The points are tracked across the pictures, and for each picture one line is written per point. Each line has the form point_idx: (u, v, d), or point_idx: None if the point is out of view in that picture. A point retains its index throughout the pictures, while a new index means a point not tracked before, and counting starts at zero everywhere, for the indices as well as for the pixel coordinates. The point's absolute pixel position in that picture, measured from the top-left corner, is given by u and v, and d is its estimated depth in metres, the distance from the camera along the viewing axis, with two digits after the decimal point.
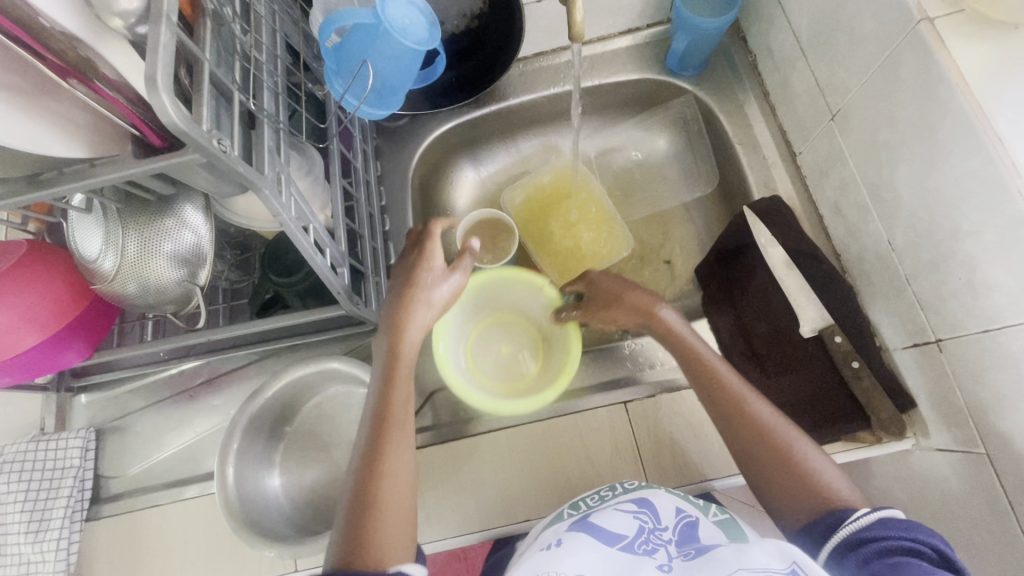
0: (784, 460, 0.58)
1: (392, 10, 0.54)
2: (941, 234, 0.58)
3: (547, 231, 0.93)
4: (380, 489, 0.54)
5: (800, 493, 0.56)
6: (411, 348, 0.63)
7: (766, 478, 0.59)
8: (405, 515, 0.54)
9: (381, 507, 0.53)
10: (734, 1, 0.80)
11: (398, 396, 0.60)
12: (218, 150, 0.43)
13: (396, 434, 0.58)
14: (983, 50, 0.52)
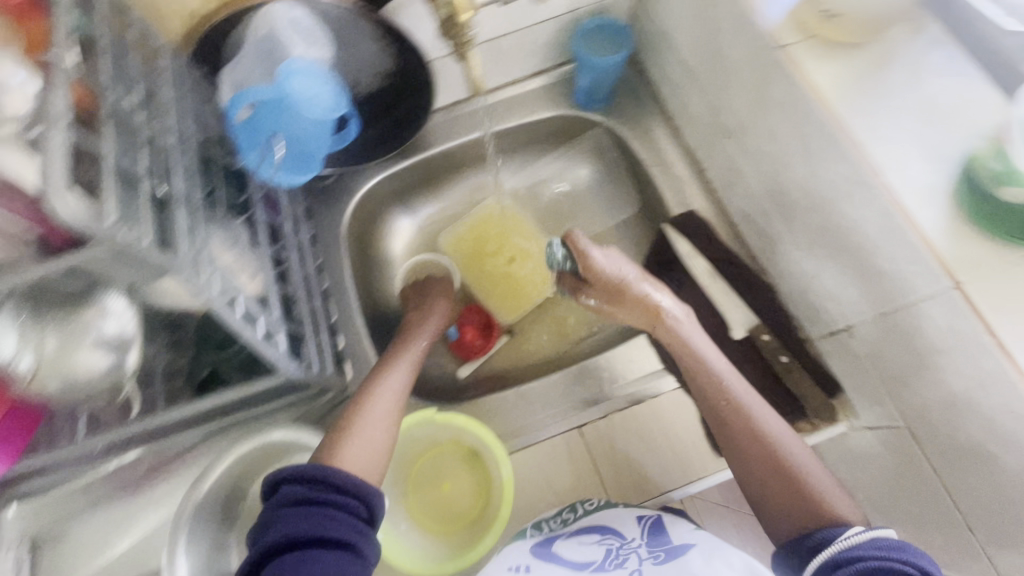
0: (781, 473, 0.63)
1: (297, 83, 0.56)
2: (832, 232, 0.63)
3: (485, 269, 0.96)
4: (362, 415, 0.68)
5: (789, 505, 0.62)
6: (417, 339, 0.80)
7: (765, 492, 0.64)
8: (371, 442, 0.66)
9: (356, 430, 0.66)
10: (627, 40, 0.88)
11: (400, 356, 0.77)
12: (125, 244, 0.43)
13: (389, 383, 0.72)
14: (834, 68, 0.59)
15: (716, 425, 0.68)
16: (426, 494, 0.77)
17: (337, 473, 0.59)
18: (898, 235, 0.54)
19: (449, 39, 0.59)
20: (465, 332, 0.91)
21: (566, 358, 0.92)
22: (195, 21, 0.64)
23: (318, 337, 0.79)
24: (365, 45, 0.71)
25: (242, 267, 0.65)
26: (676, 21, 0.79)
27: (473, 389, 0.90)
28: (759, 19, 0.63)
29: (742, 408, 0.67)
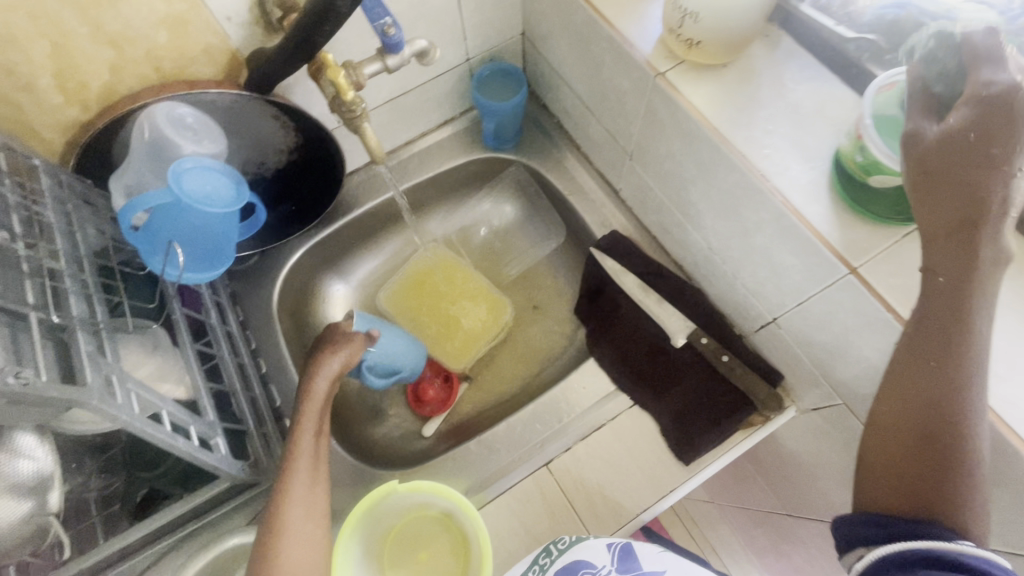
0: (928, 458, 0.45)
1: (188, 181, 0.55)
2: (740, 234, 0.67)
3: (428, 321, 0.95)
4: (288, 526, 0.53)
5: (893, 485, 0.46)
6: (318, 396, 0.62)
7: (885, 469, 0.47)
8: (308, 553, 0.52)
9: (286, 545, 0.52)
10: (522, 80, 0.91)
11: (306, 428, 0.59)
12: (18, 385, 0.40)
13: (304, 468, 0.56)
14: (706, 88, 0.64)
15: (893, 389, 0.47)
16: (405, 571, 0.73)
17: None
18: (793, 231, 0.58)
19: (341, 118, 0.63)
20: (424, 390, 0.88)
21: (529, 393, 0.91)
22: (73, 130, 0.62)
23: (262, 429, 0.76)
24: (262, 122, 0.70)
25: (164, 375, 0.63)
26: (562, 59, 0.83)
27: (441, 443, 0.88)
28: (633, 51, 0.67)
29: (940, 367, 0.45)
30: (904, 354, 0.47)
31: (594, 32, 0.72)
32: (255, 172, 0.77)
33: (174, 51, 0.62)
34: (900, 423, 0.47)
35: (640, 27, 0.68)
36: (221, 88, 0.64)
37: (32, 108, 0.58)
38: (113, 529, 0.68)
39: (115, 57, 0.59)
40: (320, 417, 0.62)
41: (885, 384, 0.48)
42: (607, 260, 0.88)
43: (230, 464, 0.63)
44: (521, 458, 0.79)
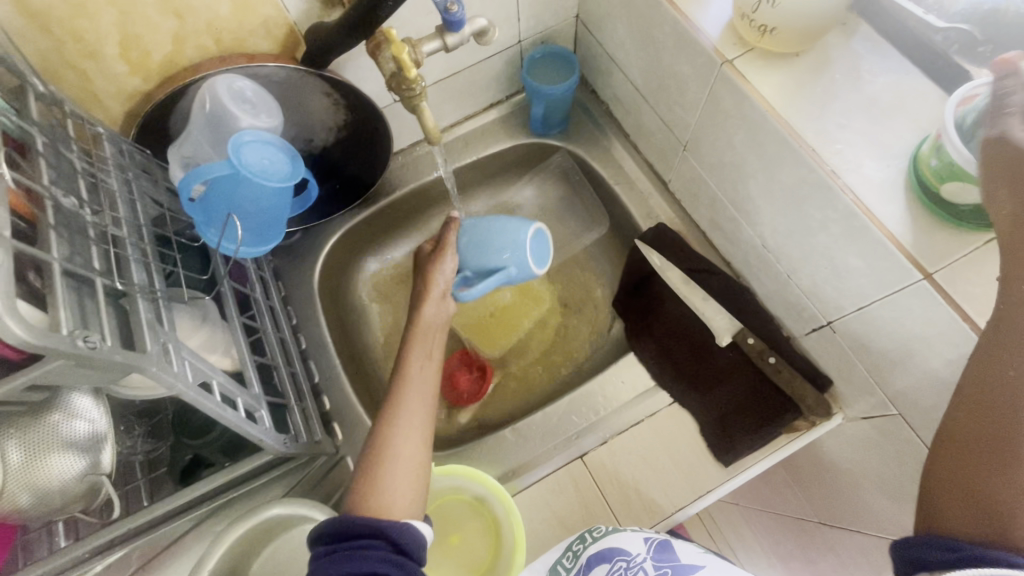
0: (1012, 480, 0.38)
1: (248, 155, 0.55)
2: (800, 232, 0.64)
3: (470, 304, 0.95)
4: (393, 445, 0.58)
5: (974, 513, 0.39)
6: (423, 326, 0.68)
7: (954, 490, 0.41)
8: (414, 457, 0.58)
9: (391, 461, 0.57)
10: (574, 66, 0.89)
11: (415, 358, 0.65)
12: (88, 351, 0.41)
13: (412, 393, 0.62)
14: (776, 77, 0.61)
15: (966, 408, 0.42)
16: (444, 555, 0.74)
17: (389, 523, 0.51)
18: (862, 232, 0.56)
19: (400, 98, 0.63)
20: (458, 377, 0.90)
21: (564, 385, 0.90)
22: (134, 100, 0.63)
23: (301, 404, 0.77)
24: (314, 98, 0.70)
25: (212, 346, 0.64)
26: (619, 43, 0.81)
27: (473, 428, 0.88)
28: (699, 36, 0.64)
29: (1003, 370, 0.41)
30: (972, 368, 0.42)
31: (657, 15, 0.69)
32: (303, 149, 0.76)
33: (236, 22, 0.61)
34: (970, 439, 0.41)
35: (708, 11, 0.65)
36: (277, 63, 0.64)
37: (98, 75, 0.59)
38: (156, 493, 0.69)
39: (178, 27, 0.59)
40: (427, 345, 0.67)
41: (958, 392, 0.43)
42: (652, 253, 0.85)
43: (274, 437, 0.64)
44: (555, 449, 0.78)
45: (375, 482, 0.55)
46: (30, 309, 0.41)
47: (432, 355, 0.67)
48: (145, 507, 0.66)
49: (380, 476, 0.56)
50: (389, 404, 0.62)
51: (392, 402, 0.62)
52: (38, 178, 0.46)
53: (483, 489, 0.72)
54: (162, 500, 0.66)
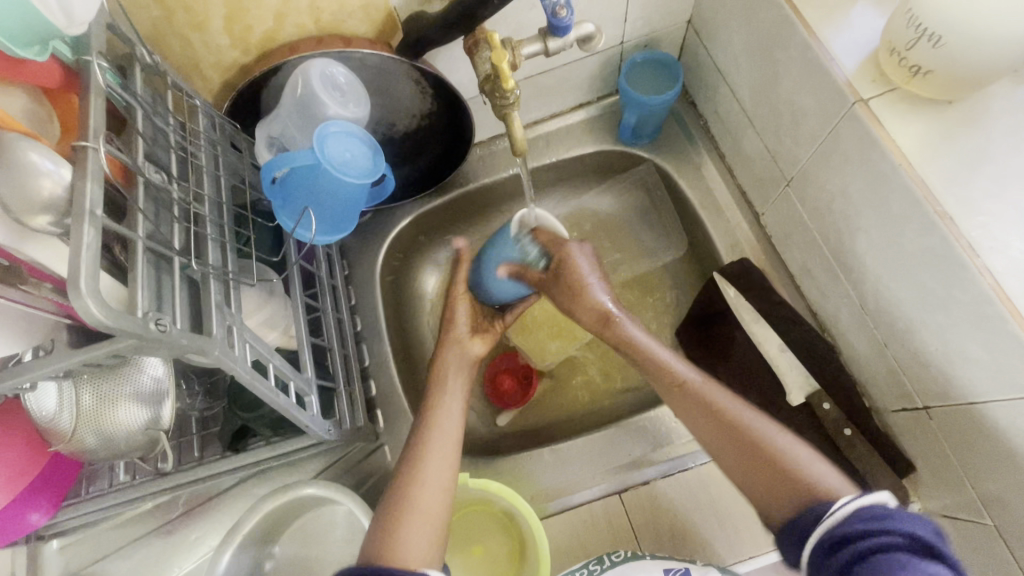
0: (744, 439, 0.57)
1: (330, 146, 0.54)
2: (913, 305, 0.57)
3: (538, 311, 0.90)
4: (412, 496, 0.58)
5: (782, 484, 0.54)
6: (443, 369, 0.70)
7: (744, 471, 0.57)
8: (430, 514, 0.58)
9: (410, 514, 0.57)
10: (678, 78, 0.82)
11: (438, 409, 0.66)
12: (157, 334, 0.41)
13: (434, 445, 0.63)
14: (919, 127, 0.53)
15: (685, 398, 0.62)
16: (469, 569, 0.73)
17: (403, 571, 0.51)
18: (994, 323, 0.48)
19: (492, 105, 0.60)
20: (499, 381, 0.88)
21: (609, 410, 0.86)
22: (232, 72, 0.63)
23: (349, 388, 0.78)
24: (403, 86, 0.68)
25: (273, 323, 0.66)
26: (732, 59, 0.73)
27: (510, 438, 0.86)
28: (831, 67, 0.57)
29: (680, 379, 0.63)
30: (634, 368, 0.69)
31: (785, 35, 0.62)
32: (384, 133, 0.75)
33: (336, 4, 0.60)
34: (738, 447, 0.57)
35: (844, 38, 0.58)
36: (374, 49, 0.62)
37: (201, 47, 0.59)
38: (207, 448, 0.72)
39: (281, 5, 0.58)
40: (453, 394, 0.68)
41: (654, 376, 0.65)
42: (729, 290, 0.79)
43: (319, 424, 0.64)
44: (591, 477, 0.75)
45: (394, 532, 0.55)
46: (112, 285, 0.43)
47: (455, 399, 0.67)
48: (194, 463, 0.69)
49: (398, 526, 0.56)
50: (411, 455, 0.62)
51: (414, 452, 0.62)
52: (134, 152, 0.47)
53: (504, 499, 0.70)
54: (211, 461, 0.68)
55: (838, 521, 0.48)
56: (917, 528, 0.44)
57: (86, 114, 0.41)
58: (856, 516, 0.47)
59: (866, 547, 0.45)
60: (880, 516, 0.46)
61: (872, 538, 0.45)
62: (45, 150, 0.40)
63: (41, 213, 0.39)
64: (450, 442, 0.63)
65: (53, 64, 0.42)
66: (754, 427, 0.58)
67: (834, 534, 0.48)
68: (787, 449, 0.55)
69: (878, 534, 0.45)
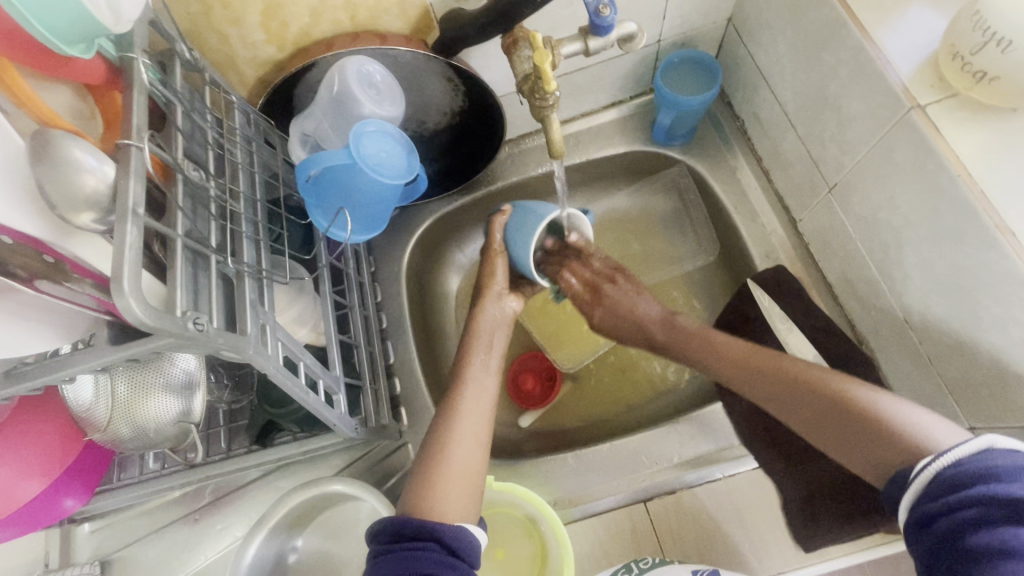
0: (817, 401, 0.55)
1: (366, 145, 0.54)
2: (965, 321, 0.54)
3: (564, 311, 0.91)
4: (448, 448, 0.59)
5: (878, 450, 0.49)
6: (485, 323, 0.71)
7: (825, 438, 0.54)
8: (468, 467, 0.59)
9: (445, 466, 0.58)
10: (716, 77, 0.79)
11: (473, 366, 0.66)
12: (196, 332, 0.41)
13: (468, 405, 0.63)
14: (980, 136, 0.51)
15: (740, 366, 0.64)
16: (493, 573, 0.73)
17: (444, 527, 0.52)
18: None
19: (530, 106, 0.60)
20: (524, 380, 0.87)
21: (637, 416, 0.85)
22: (268, 68, 0.63)
23: (375, 385, 0.78)
24: (436, 82, 0.67)
25: (304, 320, 0.66)
26: (775, 59, 0.71)
27: (533, 440, 0.85)
28: (886, 71, 0.54)
29: (720, 352, 0.67)
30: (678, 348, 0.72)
31: (835, 37, 0.59)
32: (414, 130, 0.74)
33: (373, 0, 0.59)
34: (829, 417, 0.54)
35: (898, 42, 0.55)
36: (409, 46, 0.61)
37: (237, 42, 0.59)
38: (234, 440, 0.72)
39: (318, 1, 0.58)
40: (488, 344, 0.69)
41: (700, 350, 0.69)
42: (763, 298, 0.77)
43: (346, 423, 0.64)
44: (617, 483, 0.74)
45: (431, 484, 0.56)
46: (152, 283, 0.43)
47: (490, 347, 0.69)
48: (224, 456, 0.69)
49: (435, 484, 0.56)
50: (444, 413, 0.63)
51: (447, 409, 0.63)
52: (173, 150, 0.47)
53: (526, 505, 0.70)
54: (240, 455, 0.69)
55: (922, 488, 0.44)
56: (1012, 489, 0.40)
57: (129, 111, 0.41)
58: (937, 487, 0.43)
59: (961, 521, 0.41)
60: (974, 480, 0.42)
61: (966, 510, 0.41)
62: (89, 147, 0.40)
63: (84, 209, 0.39)
64: (484, 398, 0.64)
65: (97, 61, 0.42)
66: (830, 384, 0.55)
67: (923, 505, 0.44)
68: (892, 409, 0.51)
69: (965, 507, 0.41)
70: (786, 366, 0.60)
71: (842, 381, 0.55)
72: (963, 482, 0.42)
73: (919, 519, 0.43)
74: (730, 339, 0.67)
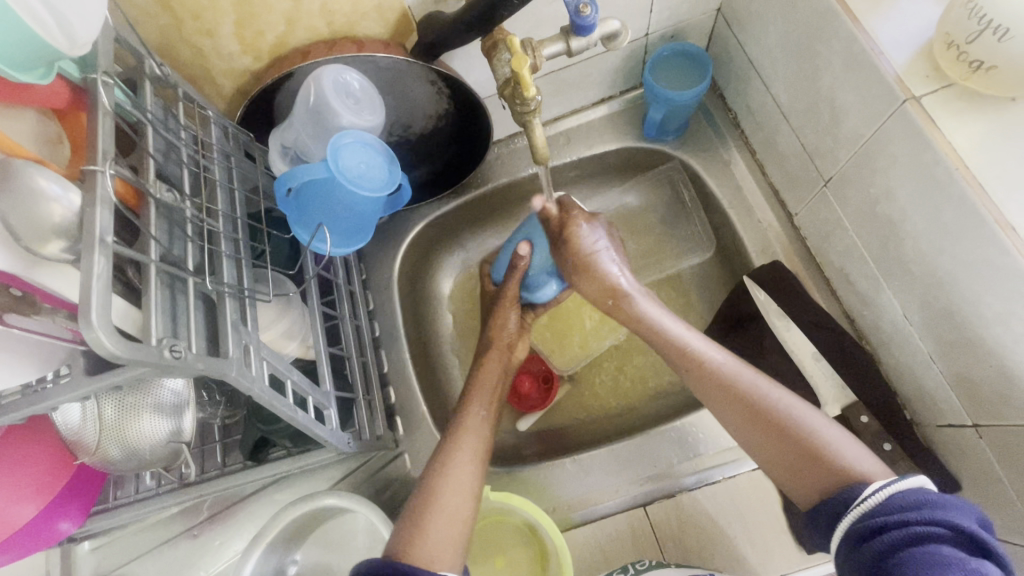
0: (766, 414, 0.56)
1: (346, 158, 0.53)
2: (965, 317, 0.53)
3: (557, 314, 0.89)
4: (438, 492, 0.59)
5: (815, 470, 0.52)
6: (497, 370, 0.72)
7: (767, 453, 0.56)
8: (454, 522, 0.57)
9: (432, 510, 0.57)
10: (706, 71, 0.78)
11: (471, 412, 0.67)
12: (173, 360, 0.40)
13: (463, 450, 0.63)
14: (977, 128, 0.49)
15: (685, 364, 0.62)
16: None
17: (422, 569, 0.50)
18: None
19: (512, 111, 0.59)
20: (521, 382, 0.84)
21: (633, 419, 0.84)
22: (246, 78, 0.62)
23: (369, 396, 0.77)
24: (419, 87, 0.65)
25: (292, 334, 0.65)
26: (766, 50, 0.69)
27: (529, 445, 0.84)
28: (879, 61, 0.53)
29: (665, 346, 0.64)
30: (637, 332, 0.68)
31: (826, 26, 0.57)
32: (399, 136, 0.73)
33: (349, 7, 0.58)
34: (771, 436, 0.55)
35: (891, 31, 0.53)
36: (388, 52, 0.60)
37: (213, 54, 0.58)
38: (229, 456, 0.71)
39: (292, 9, 0.56)
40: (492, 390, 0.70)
41: (653, 336, 0.66)
42: (759, 293, 0.76)
43: (338, 437, 0.63)
44: (614, 487, 0.73)
45: (419, 526, 0.56)
46: (127, 310, 0.42)
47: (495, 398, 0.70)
48: (220, 471, 0.68)
49: (422, 524, 0.56)
50: (440, 454, 0.63)
51: (443, 450, 0.63)
52: (145, 173, 0.46)
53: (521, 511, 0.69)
54: (236, 470, 0.68)
55: (866, 510, 0.46)
56: (953, 516, 0.42)
57: (94, 136, 0.40)
58: (886, 506, 0.45)
59: (902, 539, 0.42)
60: (912, 506, 0.44)
61: (911, 529, 0.42)
62: (53, 174, 0.39)
63: (52, 239, 0.38)
64: (480, 442, 0.64)
65: (59, 84, 0.41)
66: (771, 398, 0.57)
67: (862, 522, 0.45)
68: (816, 428, 0.54)
69: (916, 525, 0.42)
70: (721, 368, 0.60)
71: (780, 396, 0.57)
72: (906, 506, 0.44)
73: (861, 534, 0.45)
74: (660, 315, 0.66)
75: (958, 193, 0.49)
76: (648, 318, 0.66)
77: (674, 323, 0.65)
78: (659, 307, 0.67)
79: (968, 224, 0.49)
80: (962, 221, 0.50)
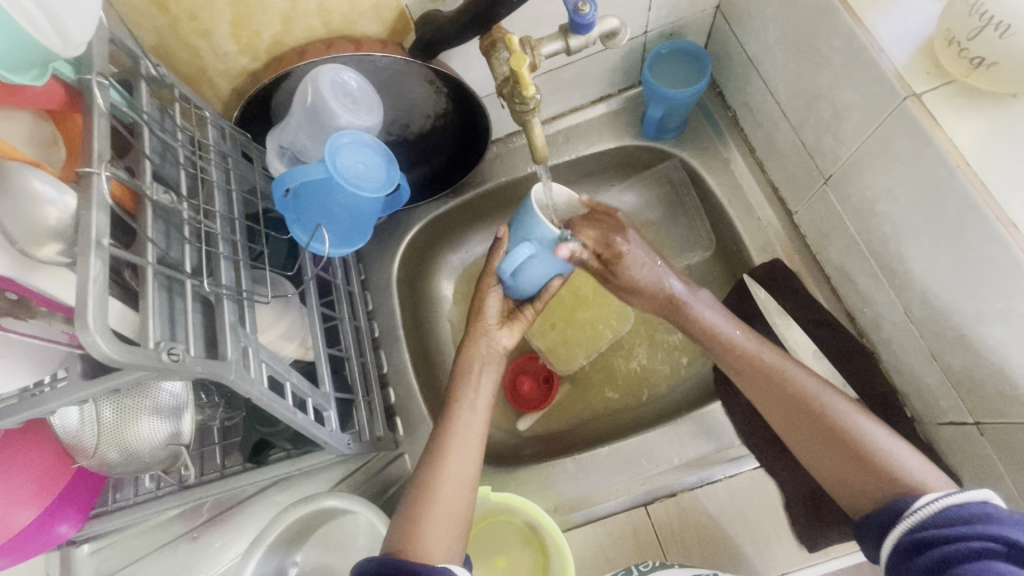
0: (825, 419, 0.55)
1: (343, 158, 0.53)
2: (967, 315, 0.53)
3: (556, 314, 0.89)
4: (435, 489, 0.58)
5: (866, 477, 0.52)
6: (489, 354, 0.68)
7: (817, 457, 0.55)
8: (451, 519, 0.58)
9: (430, 508, 0.57)
10: (705, 69, 0.77)
11: (463, 403, 0.64)
12: (171, 363, 0.40)
13: (459, 444, 0.62)
14: (978, 125, 0.49)
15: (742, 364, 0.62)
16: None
17: (422, 567, 0.51)
18: None
19: (511, 110, 0.58)
20: (522, 382, 0.85)
21: (633, 419, 0.84)
22: (242, 78, 0.61)
23: (368, 396, 0.77)
24: (416, 86, 0.65)
25: (291, 335, 0.64)
26: (766, 47, 0.69)
27: (529, 444, 0.84)
28: (879, 58, 0.52)
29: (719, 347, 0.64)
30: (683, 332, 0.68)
31: (826, 23, 0.57)
32: (397, 136, 0.72)
33: (346, 6, 0.57)
34: (825, 443, 0.55)
35: (891, 28, 0.53)
36: (386, 51, 0.59)
37: (208, 54, 0.57)
38: (228, 457, 0.71)
39: (289, 8, 0.55)
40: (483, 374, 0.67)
41: (702, 335, 0.65)
42: (760, 291, 0.76)
43: (338, 439, 0.63)
44: (616, 486, 0.73)
45: (417, 524, 0.56)
46: (124, 313, 0.41)
47: (488, 383, 0.67)
48: (220, 473, 0.68)
49: (420, 522, 0.56)
50: (434, 449, 0.62)
51: (438, 445, 0.61)
52: (141, 175, 0.45)
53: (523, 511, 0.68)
54: (235, 472, 0.67)
55: (919, 521, 0.46)
56: (1006, 531, 0.42)
57: (89, 137, 0.39)
58: (940, 518, 0.45)
59: (951, 552, 0.43)
60: (964, 521, 0.44)
61: (964, 543, 0.43)
62: (49, 177, 0.38)
63: (47, 242, 0.38)
64: (474, 434, 0.63)
65: (53, 85, 0.41)
66: (829, 402, 0.56)
67: (913, 534, 0.46)
68: (874, 435, 0.54)
69: (966, 539, 0.43)
70: (780, 368, 0.60)
71: (838, 401, 0.56)
72: (960, 519, 0.44)
73: (912, 546, 0.45)
74: (715, 318, 0.65)
75: (959, 190, 0.49)
76: (695, 320, 0.66)
77: (726, 324, 0.64)
78: (714, 309, 0.66)
79: (970, 221, 0.49)
80: (963, 219, 0.49)
